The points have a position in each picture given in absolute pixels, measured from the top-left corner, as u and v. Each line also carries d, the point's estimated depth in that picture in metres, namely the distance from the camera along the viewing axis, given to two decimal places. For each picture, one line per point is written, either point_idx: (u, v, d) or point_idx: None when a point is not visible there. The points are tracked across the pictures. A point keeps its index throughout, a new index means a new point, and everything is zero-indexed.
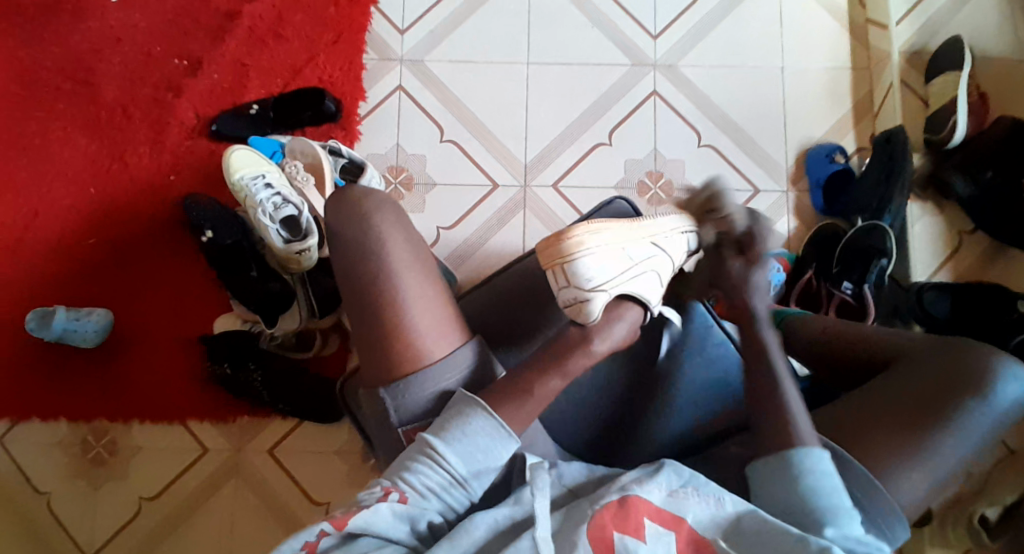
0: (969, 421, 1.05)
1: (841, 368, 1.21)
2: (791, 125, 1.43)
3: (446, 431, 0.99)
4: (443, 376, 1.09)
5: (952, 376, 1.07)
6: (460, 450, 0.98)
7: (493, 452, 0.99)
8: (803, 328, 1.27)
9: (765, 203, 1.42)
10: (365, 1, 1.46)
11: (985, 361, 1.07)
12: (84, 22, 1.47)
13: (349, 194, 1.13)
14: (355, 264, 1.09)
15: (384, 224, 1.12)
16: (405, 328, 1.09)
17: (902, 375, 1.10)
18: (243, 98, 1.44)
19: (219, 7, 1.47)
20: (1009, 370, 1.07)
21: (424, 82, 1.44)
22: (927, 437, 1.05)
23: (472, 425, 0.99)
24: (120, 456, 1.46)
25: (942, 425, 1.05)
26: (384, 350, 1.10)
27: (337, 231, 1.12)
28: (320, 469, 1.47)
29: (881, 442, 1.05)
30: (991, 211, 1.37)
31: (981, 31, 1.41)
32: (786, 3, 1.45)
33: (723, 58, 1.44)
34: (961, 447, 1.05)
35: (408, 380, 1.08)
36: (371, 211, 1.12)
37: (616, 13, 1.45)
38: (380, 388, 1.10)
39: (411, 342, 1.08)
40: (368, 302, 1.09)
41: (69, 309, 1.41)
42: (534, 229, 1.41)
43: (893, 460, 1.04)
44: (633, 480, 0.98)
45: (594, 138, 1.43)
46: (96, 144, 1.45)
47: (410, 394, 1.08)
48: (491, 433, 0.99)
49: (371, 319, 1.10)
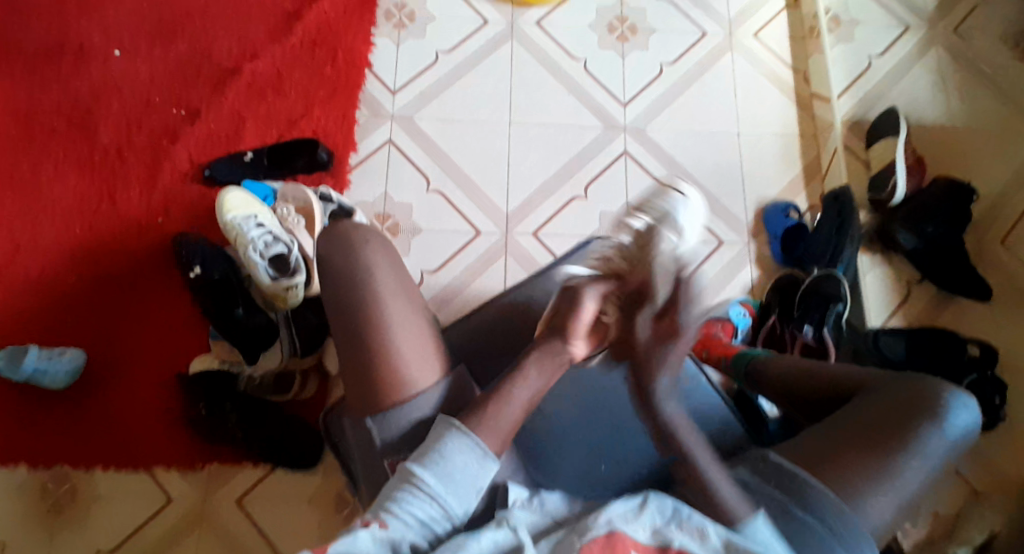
0: (929, 444, 1.08)
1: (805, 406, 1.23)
2: (748, 184, 1.56)
3: (425, 457, 1.04)
4: (422, 405, 1.09)
5: (907, 404, 1.11)
6: (439, 473, 1.02)
7: (470, 472, 1.04)
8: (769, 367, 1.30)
9: (728, 253, 1.54)
10: (361, 64, 1.57)
11: (938, 388, 1.12)
12: (89, 73, 1.56)
13: (343, 228, 1.16)
14: (352, 292, 1.11)
15: (374, 254, 1.14)
16: (390, 355, 1.09)
17: (863, 406, 1.12)
18: (238, 146, 1.52)
19: (220, 62, 1.57)
20: (958, 399, 1.12)
21: (413, 136, 1.54)
22: (893, 461, 1.07)
23: (448, 448, 1.04)
24: (80, 504, 1.41)
25: (906, 450, 1.08)
26: (373, 380, 1.10)
27: (327, 261, 1.14)
28: (289, 521, 1.43)
29: (853, 469, 1.07)
30: (934, 261, 1.51)
31: (913, 104, 1.59)
32: (740, 78, 1.62)
33: (687, 123, 1.58)
34: (924, 469, 1.08)
35: (393, 409, 1.08)
36: (361, 242, 1.14)
37: (590, 83, 1.59)
38: (368, 418, 1.11)
39: (399, 372, 1.09)
40: (362, 325, 1.10)
41: (41, 349, 1.40)
42: (514, 273, 1.48)
43: (866, 485, 1.06)
44: (620, 514, 1.00)
45: (570, 192, 1.52)
46: (88, 186, 1.51)
47: (395, 420, 1.09)
48: (469, 454, 1.04)
49: (360, 341, 1.10)
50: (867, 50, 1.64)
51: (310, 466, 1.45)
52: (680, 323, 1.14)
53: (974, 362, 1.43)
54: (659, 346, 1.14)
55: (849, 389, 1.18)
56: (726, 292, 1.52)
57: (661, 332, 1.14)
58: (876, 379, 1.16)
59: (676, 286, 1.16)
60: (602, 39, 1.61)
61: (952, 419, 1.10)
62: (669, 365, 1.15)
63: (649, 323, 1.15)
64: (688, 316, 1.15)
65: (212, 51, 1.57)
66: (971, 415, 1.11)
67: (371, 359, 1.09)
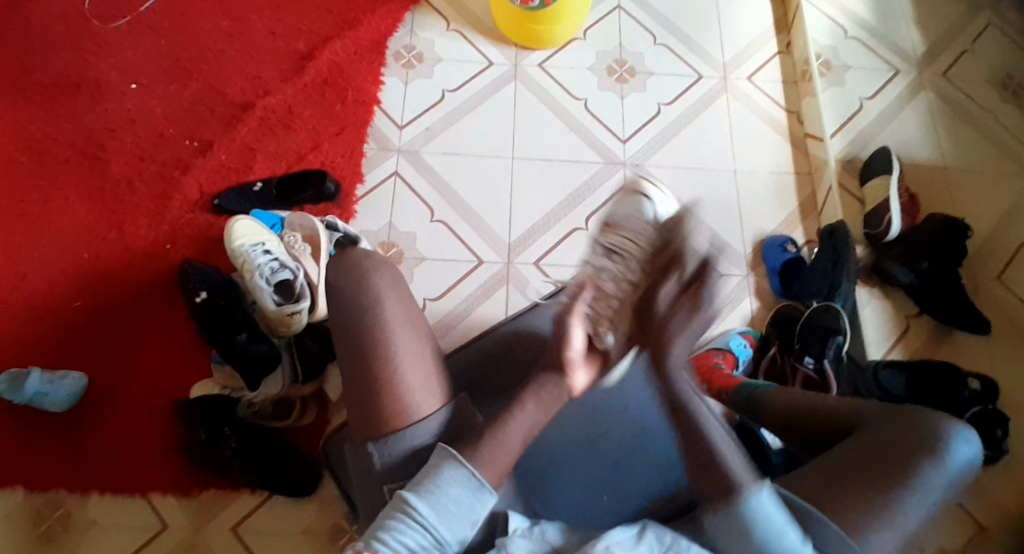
0: (928, 479, 1.09)
1: (805, 439, 1.23)
2: (746, 220, 1.59)
3: (419, 486, 1.04)
4: (423, 433, 1.10)
5: (905, 440, 1.12)
6: (433, 503, 1.03)
7: (465, 503, 1.04)
8: (767, 401, 1.31)
9: (727, 286, 1.57)
10: (369, 101, 1.62)
11: (938, 424, 1.12)
12: (105, 106, 1.60)
13: (350, 255, 1.18)
14: (357, 316, 1.13)
15: (382, 280, 1.16)
16: (393, 381, 1.11)
17: (861, 441, 1.13)
18: (247, 177, 1.56)
19: (234, 98, 1.61)
20: (959, 434, 1.12)
21: (418, 170, 1.58)
22: (893, 495, 1.08)
23: (444, 477, 1.04)
24: (74, 532, 1.39)
25: (904, 483, 1.08)
26: (376, 404, 1.11)
27: (334, 288, 1.16)
28: (284, 550, 1.41)
29: (853, 503, 1.08)
30: (933, 295, 1.51)
31: (905, 143, 1.63)
32: (735, 118, 1.67)
33: (686, 160, 1.62)
34: (923, 505, 1.08)
35: (396, 435, 1.09)
36: (370, 269, 1.16)
37: (589, 121, 1.64)
38: (368, 443, 1.11)
39: (401, 398, 1.10)
40: (367, 348, 1.12)
41: (43, 372, 1.41)
42: (516, 302, 1.50)
43: (866, 520, 1.07)
44: (617, 541, 1.00)
45: (571, 223, 1.55)
46: (97, 215, 1.53)
47: (397, 446, 1.09)
48: (465, 486, 1.04)
49: (365, 364, 1.12)
50: (859, 93, 1.68)
51: (305, 494, 1.43)
52: (698, 305, 1.04)
53: (975, 396, 1.44)
54: (673, 317, 1.04)
55: (845, 423, 1.19)
56: (725, 322, 1.55)
57: (682, 301, 1.04)
58: (872, 413, 1.17)
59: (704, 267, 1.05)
60: (601, 82, 1.67)
61: (953, 454, 1.11)
62: (687, 338, 1.04)
63: (671, 288, 1.05)
64: (704, 301, 1.03)
65: (226, 88, 1.62)
66: (971, 451, 1.11)
67: (374, 385, 1.11)
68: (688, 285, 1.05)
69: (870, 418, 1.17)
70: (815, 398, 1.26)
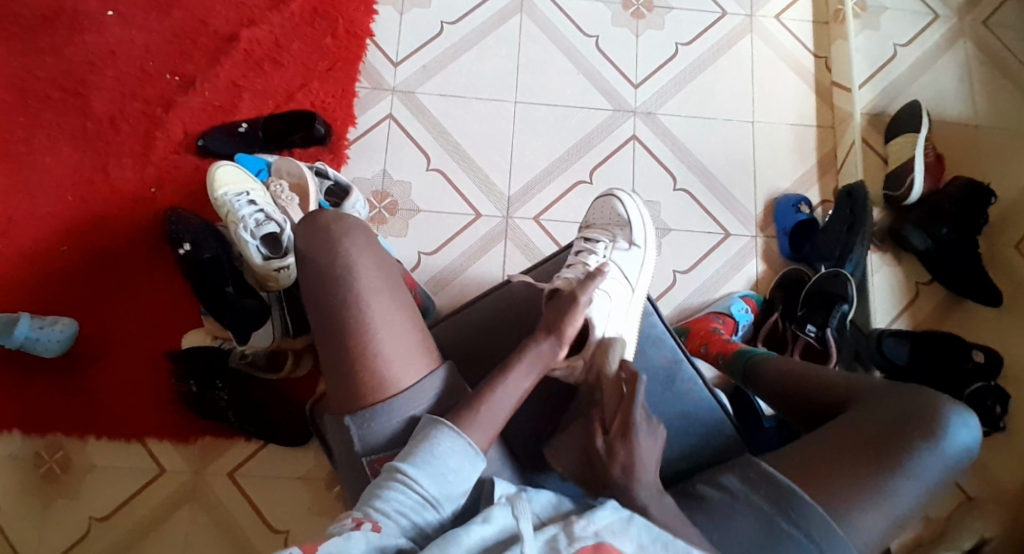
0: (923, 464, 1.02)
1: (802, 411, 1.15)
2: (760, 174, 1.51)
3: (415, 455, 0.98)
4: (409, 405, 1.02)
5: (900, 422, 1.05)
6: (430, 473, 0.97)
7: (462, 470, 0.98)
8: (768, 366, 1.23)
9: (736, 246, 1.49)
10: (363, 34, 1.53)
11: (937, 406, 1.05)
12: (83, 35, 1.51)
13: (320, 219, 1.07)
14: (332, 290, 1.04)
15: (355, 248, 1.06)
16: (371, 355, 1.02)
17: (855, 419, 1.06)
18: (232, 118, 1.48)
19: (218, 29, 1.52)
20: (961, 416, 1.05)
21: (413, 112, 1.50)
22: (883, 479, 1.02)
23: (440, 446, 0.98)
24: (73, 475, 1.40)
25: (895, 467, 1.02)
26: (352, 379, 1.03)
27: (305, 256, 1.06)
28: (280, 495, 1.41)
29: (841, 485, 1.01)
30: (950, 263, 1.44)
31: (936, 96, 1.53)
32: (757, 62, 1.56)
33: (699, 109, 1.53)
34: (915, 489, 1.02)
35: (377, 408, 1.02)
36: (341, 236, 1.06)
37: (601, 62, 1.54)
38: (346, 415, 1.03)
39: (380, 371, 1.02)
40: (342, 322, 1.03)
41: (33, 317, 1.38)
42: (515, 260, 1.44)
43: (852, 502, 1.00)
44: (606, 525, 0.94)
45: (577, 174, 1.48)
46: (81, 153, 1.47)
47: (379, 419, 1.02)
48: (460, 453, 0.98)
49: (339, 340, 1.03)
50: (893, 38, 1.57)
51: (299, 444, 1.42)
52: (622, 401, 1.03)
53: (978, 370, 1.38)
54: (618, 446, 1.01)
55: (838, 393, 1.12)
56: (729, 285, 1.47)
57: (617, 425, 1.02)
58: (870, 388, 1.10)
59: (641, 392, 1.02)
60: (615, 17, 1.56)
61: (951, 439, 1.04)
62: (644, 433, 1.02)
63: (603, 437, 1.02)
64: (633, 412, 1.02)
65: (209, 17, 1.52)
66: (972, 436, 1.05)
67: (351, 361, 1.02)
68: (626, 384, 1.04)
69: (869, 396, 1.10)
70: (812, 366, 1.19)
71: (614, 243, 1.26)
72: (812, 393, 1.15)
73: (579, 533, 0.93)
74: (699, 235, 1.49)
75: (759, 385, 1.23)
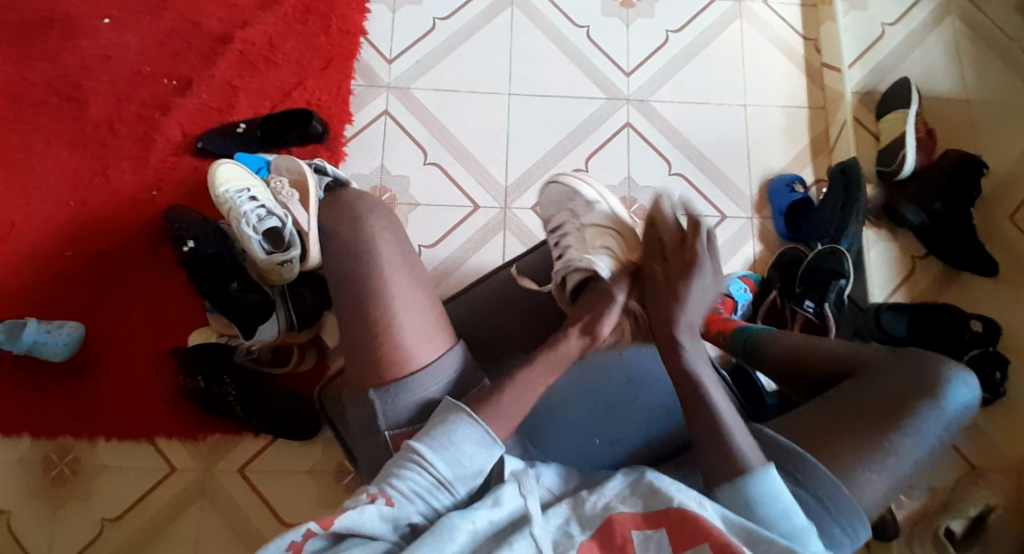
0: (924, 422, 1.05)
1: (801, 381, 1.18)
2: (754, 156, 1.53)
3: (432, 438, 0.99)
4: (430, 382, 1.04)
5: (900, 384, 1.07)
6: (446, 458, 0.98)
7: (479, 459, 0.99)
8: (767, 342, 1.25)
9: (732, 229, 1.50)
10: (356, 32, 1.55)
11: (935, 366, 1.08)
12: (79, 42, 1.53)
13: (345, 196, 1.11)
14: (351, 268, 1.07)
15: (377, 229, 1.09)
16: (389, 331, 1.04)
17: (857, 385, 1.09)
18: (230, 118, 1.50)
19: (212, 31, 1.54)
20: (958, 375, 1.08)
21: (409, 107, 1.52)
22: (886, 438, 1.04)
23: (458, 432, 0.99)
24: (84, 475, 1.41)
25: (898, 426, 1.05)
26: (366, 359, 1.05)
27: (331, 233, 1.09)
28: (289, 490, 1.43)
29: (844, 447, 1.04)
30: (944, 236, 1.46)
31: (925, 73, 1.55)
32: (745, 44, 1.58)
33: (691, 92, 1.55)
34: (917, 447, 1.05)
35: (397, 385, 1.03)
36: (363, 213, 1.09)
37: (592, 52, 1.56)
38: (369, 390, 1.05)
39: (395, 348, 1.04)
40: (354, 302, 1.06)
41: (40, 321, 1.40)
42: (514, 248, 1.46)
43: (857, 462, 1.03)
44: (616, 497, 0.97)
45: (571, 164, 1.50)
46: (82, 158, 1.49)
47: (401, 396, 1.03)
48: (478, 440, 0.99)
49: (354, 321, 1.05)
50: (881, 17, 1.60)
51: (306, 438, 1.44)
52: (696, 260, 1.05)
53: (976, 338, 1.39)
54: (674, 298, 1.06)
55: (838, 360, 1.15)
56: (727, 267, 1.49)
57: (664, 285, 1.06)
58: (868, 353, 1.13)
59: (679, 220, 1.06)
60: (605, 7, 1.58)
61: (951, 397, 1.07)
62: (694, 362, 1.05)
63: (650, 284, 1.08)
64: (701, 258, 1.05)
65: (203, 20, 1.55)
66: (972, 394, 1.08)
67: (367, 340, 1.04)
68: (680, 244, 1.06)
69: (868, 360, 1.12)
70: (813, 337, 1.21)
71: (576, 216, 1.18)
72: (813, 361, 1.17)
73: (588, 515, 0.95)
74: (695, 218, 1.50)
75: (758, 361, 1.25)
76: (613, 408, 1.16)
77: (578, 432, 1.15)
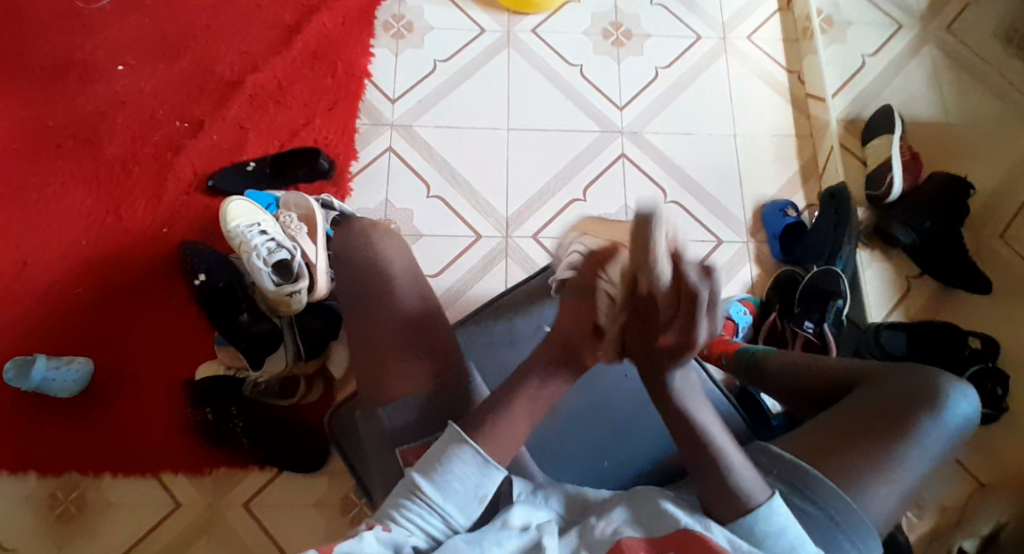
0: (928, 433, 1.06)
1: (803, 400, 1.18)
2: (746, 183, 1.58)
3: (429, 467, 0.97)
4: (436, 398, 1.07)
5: (903, 398, 1.08)
6: (442, 483, 0.96)
7: (477, 484, 0.96)
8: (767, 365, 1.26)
9: (729, 252, 1.54)
10: (361, 75, 1.62)
11: (935, 379, 1.09)
12: (95, 89, 1.60)
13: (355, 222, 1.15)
14: (360, 286, 1.10)
15: (386, 246, 1.12)
16: (394, 350, 1.08)
17: (857, 400, 1.10)
18: (240, 157, 1.56)
19: (224, 76, 1.61)
20: (959, 387, 1.09)
21: (412, 144, 1.58)
22: (892, 450, 1.05)
23: (454, 459, 0.97)
24: (89, 512, 1.40)
25: (904, 437, 1.06)
26: (376, 372, 1.08)
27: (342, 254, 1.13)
28: (296, 523, 1.42)
29: (853, 460, 1.05)
30: (934, 255, 1.50)
31: (906, 101, 1.61)
32: (733, 78, 1.65)
33: (683, 124, 1.61)
34: (923, 459, 1.05)
35: (401, 402, 1.07)
36: (373, 235, 1.13)
37: (585, 87, 1.63)
38: (380, 407, 1.08)
39: (400, 365, 1.07)
40: (362, 314, 1.09)
41: (50, 357, 1.42)
42: (515, 276, 1.49)
43: (864, 474, 1.04)
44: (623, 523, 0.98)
45: (569, 195, 1.55)
46: (96, 200, 1.54)
47: (406, 412, 1.07)
48: (472, 465, 0.96)
49: (362, 334, 1.09)
50: (861, 49, 1.66)
51: (313, 470, 1.44)
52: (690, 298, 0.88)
53: (977, 354, 1.41)
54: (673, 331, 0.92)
55: (838, 379, 1.16)
56: (725, 290, 1.52)
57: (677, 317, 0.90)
58: (868, 369, 1.14)
59: (676, 262, 0.87)
60: (597, 46, 1.66)
61: (952, 408, 1.08)
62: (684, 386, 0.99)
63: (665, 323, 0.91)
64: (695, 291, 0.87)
65: (214, 67, 1.62)
66: (972, 405, 1.09)
67: (374, 355, 1.08)
68: (673, 296, 0.89)
69: (868, 375, 1.13)
70: (813, 358, 1.22)
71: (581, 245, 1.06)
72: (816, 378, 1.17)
73: (598, 538, 0.96)
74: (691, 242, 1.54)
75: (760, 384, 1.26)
76: (623, 424, 1.17)
77: (586, 451, 1.16)
